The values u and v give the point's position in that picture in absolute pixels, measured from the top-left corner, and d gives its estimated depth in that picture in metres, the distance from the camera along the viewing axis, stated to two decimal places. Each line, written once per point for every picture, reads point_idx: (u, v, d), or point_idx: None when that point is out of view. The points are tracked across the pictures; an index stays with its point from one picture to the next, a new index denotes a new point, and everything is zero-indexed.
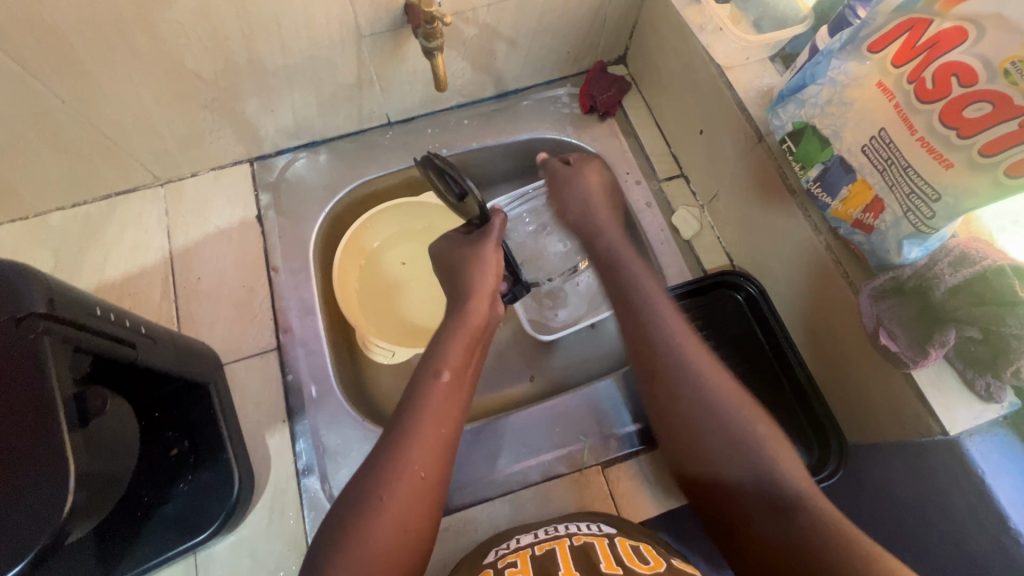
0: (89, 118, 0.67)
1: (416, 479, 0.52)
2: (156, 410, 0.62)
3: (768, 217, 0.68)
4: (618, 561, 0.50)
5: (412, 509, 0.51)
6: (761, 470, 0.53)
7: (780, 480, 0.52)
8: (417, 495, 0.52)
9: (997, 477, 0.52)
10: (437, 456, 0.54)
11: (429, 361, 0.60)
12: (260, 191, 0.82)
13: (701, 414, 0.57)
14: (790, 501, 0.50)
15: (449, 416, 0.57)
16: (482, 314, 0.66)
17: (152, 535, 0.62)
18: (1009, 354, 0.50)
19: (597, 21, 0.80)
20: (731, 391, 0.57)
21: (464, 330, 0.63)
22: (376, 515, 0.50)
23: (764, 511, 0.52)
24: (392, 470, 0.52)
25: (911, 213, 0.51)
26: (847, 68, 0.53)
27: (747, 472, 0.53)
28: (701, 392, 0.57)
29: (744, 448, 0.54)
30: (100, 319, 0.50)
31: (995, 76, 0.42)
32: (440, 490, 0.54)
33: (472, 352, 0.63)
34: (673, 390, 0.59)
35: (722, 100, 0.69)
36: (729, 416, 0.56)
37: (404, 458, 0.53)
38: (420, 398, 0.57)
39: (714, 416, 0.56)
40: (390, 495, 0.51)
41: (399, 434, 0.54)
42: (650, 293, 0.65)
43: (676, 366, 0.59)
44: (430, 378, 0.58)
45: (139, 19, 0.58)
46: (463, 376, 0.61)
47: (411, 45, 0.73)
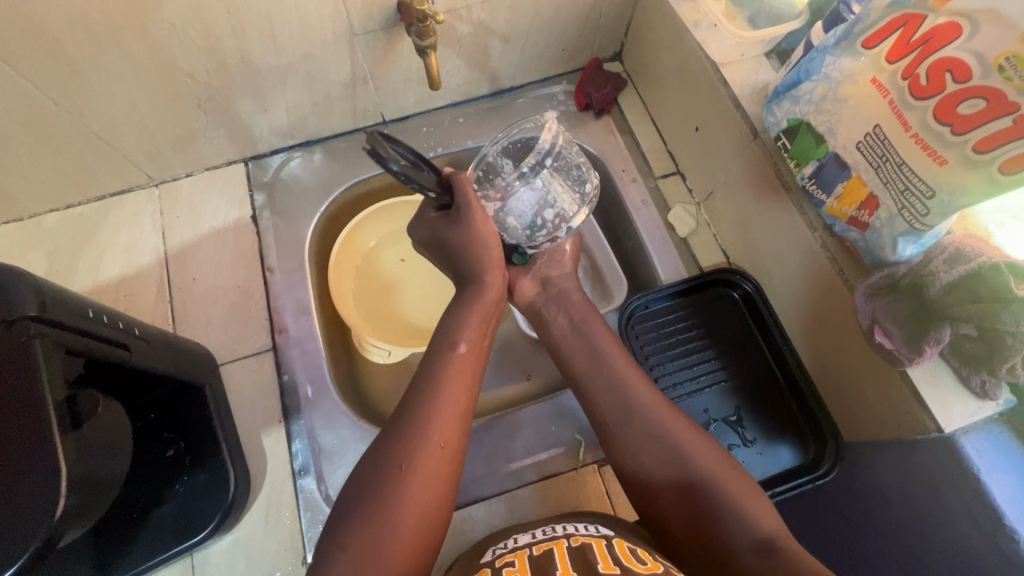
0: (81, 119, 0.67)
1: (437, 449, 0.52)
2: (152, 412, 0.62)
3: (763, 214, 0.68)
4: (616, 561, 0.50)
5: (434, 478, 0.51)
6: (726, 511, 0.52)
7: (751, 525, 0.50)
8: (440, 465, 0.52)
9: (992, 475, 0.52)
10: (456, 427, 0.54)
11: (445, 338, 0.61)
12: (255, 191, 0.82)
13: (662, 453, 0.56)
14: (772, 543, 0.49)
15: (467, 390, 0.57)
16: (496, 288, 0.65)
17: (148, 537, 0.62)
18: (1005, 351, 0.50)
19: (592, 18, 0.80)
20: (686, 434, 0.57)
21: (479, 306, 0.64)
22: (401, 483, 0.50)
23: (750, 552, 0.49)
24: (412, 439, 0.52)
25: (905, 210, 0.51)
26: (841, 64, 0.53)
27: (714, 512, 0.52)
28: (661, 435, 0.57)
29: (705, 488, 0.53)
30: (93, 321, 0.50)
31: (989, 72, 0.42)
32: (458, 463, 0.54)
33: (485, 329, 0.64)
34: (631, 435, 0.58)
35: (718, 97, 0.69)
36: (686, 454, 0.55)
37: (426, 427, 0.53)
38: (438, 371, 0.57)
39: (676, 455, 0.55)
40: (413, 464, 0.51)
41: (420, 405, 0.54)
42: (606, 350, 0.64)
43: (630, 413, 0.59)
44: (447, 354, 0.59)
45: (130, 18, 0.57)
46: (477, 351, 0.61)
47: (404, 44, 0.72)
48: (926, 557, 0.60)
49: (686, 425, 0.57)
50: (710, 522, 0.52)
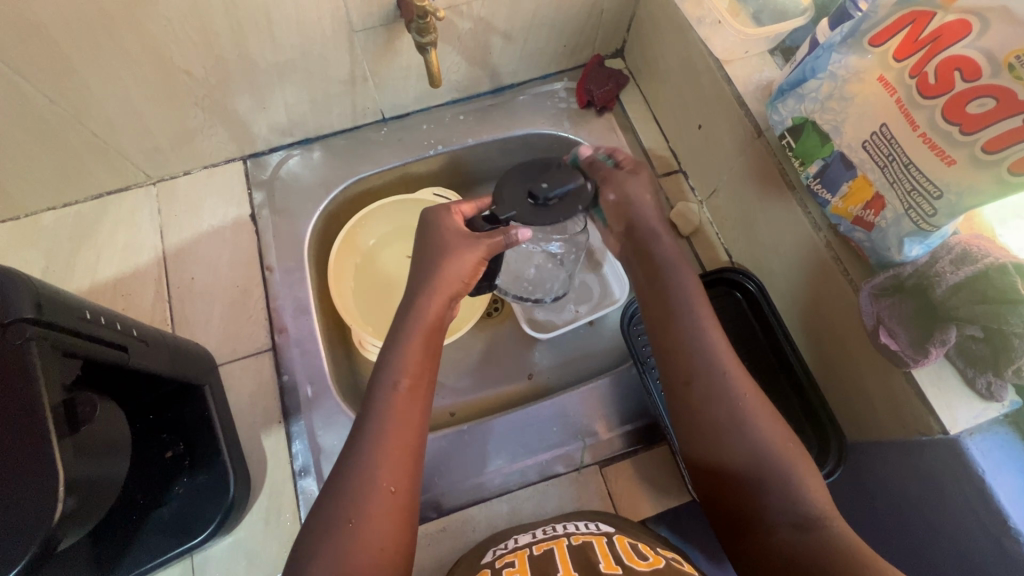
0: (77, 117, 0.66)
1: (386, 496, 0.50)
2: (150, 412, 0.62)
3: (767, 212, 0.68)
4: (618, 560, 0.49)
5: (388, 529, 0.49)
6: (783, 489, 0.51)
7: (802, 500, 0.50)
8: (390, 511, 0.50)
9: (997, 477, 0.52)
10: (406, 468, 0.52)
11: (386, 369, 0.56)
12: (253, 190, 0.81)
13: (732, 423, 0.54)
14: (813, 518, 0.49)
15: (414, 426, 0.54)
16: (437, 310, 0.59)
17: (148, 538, 0.61)
18: (1011, 352, 0.49)
19: (594, 13, 0.79)
20: (755, 409, 0.54)
21: (419, 329, 0.58)
22: (350, 541, 0.48)
23: (784, 523, 0.50)
24: (356, 492, 0.50)
25: (912, 211, 0.50)
26: (848, 61, 0.52)
27: (765, 487, 0.52)
28: (734, 409, 0.54)
29: (771, 466, 0.52)
30: (90, 323, 0.49)
31: (999, 70, 0.41)
32: (414, 501, 0.52)
33: (432, 352, 0.59)
34: (710, 399, 0.55)
35: (721, 94, 0.68)
36: (758, 430, 0.53)
37: (370, 475, 0.51)
38: (379, 413, 0.54)
39: (744, 430, 0.53)
40: (361, 517, 0.49)
41: (360, 454, 0.52)
42: (697, 304, 0.58)
43: (711, 378, 0.55)
44: (391, 392, 0.54)
45: (126, 15, 0.57)
46: (421, 380, 0.56)
47: (404, 40, 0.71)
48: (930, 557, 0.60)
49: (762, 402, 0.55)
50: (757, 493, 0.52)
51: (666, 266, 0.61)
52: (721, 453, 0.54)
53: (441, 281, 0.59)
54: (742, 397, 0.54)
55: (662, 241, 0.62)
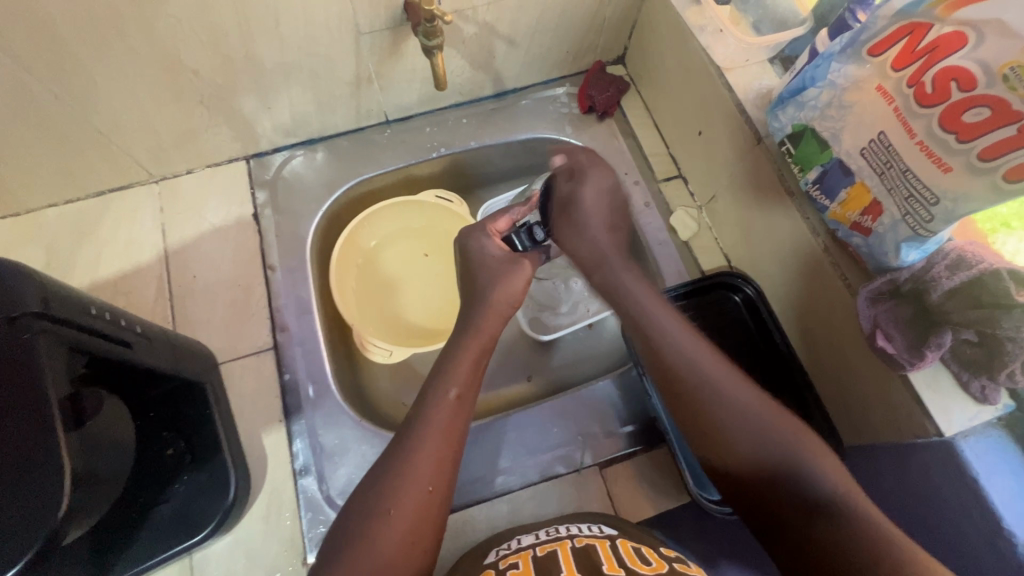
0: (83, 113, 0.66)
1: (423, 494, 0.51)
2: (151, 409, 0.61)
3: (766, 218, 0.69)
4: (620, 562, 0.50)
5: (419, 526, 0.50)
6: (790, 477, 0.50)
7: (814, 482, 0.49)
8: (422, 510, 0.50)
9: (991, 479, 0.52)
10: (446, 470, 0.52)
11: (436, 377, 0.57)
12: (257, 189, 0.81)
13: (716, 406, 0.54)
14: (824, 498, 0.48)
15: (456, 433, 0.54)
16: (493, 329, 0.62)
17: (146, 537, 0.61)
18: (1003, 356, 0.50)
19: (597, 20, 0.80)
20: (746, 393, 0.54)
21: (476, 341, 0.60)
22: (381, 531, 0.48)
23: (795, 511, 0.49)
24: (397, 484, 0.50)
25: (909, 216, 0.51)
26: (847, 71, 0.53)
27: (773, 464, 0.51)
28: (723, 403, 0.54)
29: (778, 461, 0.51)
30: (96, 318, 0.49)
31: (994, 81, 0.42)
32: (448, 503, 0.53)
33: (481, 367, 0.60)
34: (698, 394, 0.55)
35: (722, 101, 0.69)
36: (756, 419, 0.52)
37: (413, 471, 0.51)
38: (427, 415, 0.54)
39: (735, 411, 0.53)
40: (398, 508, 0.49)
41: (407, 445, 0.52)
42: (661, 319, 0.60)
43: (691, 371, 0.56)
44: (442, 394, 0.55)
45: (135, 13, 0.57)
46: (472, 390, 0.57)
47: (409, 43, 0.72)
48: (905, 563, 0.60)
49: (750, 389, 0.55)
50: (775, 486, 0.50)
51: (624, 289, 0.63)
52: (725, 448, 0.53)
53: (490, 302, 0.63)
54: (728, 388, 0.55)
55: (627, 278, 0.64)
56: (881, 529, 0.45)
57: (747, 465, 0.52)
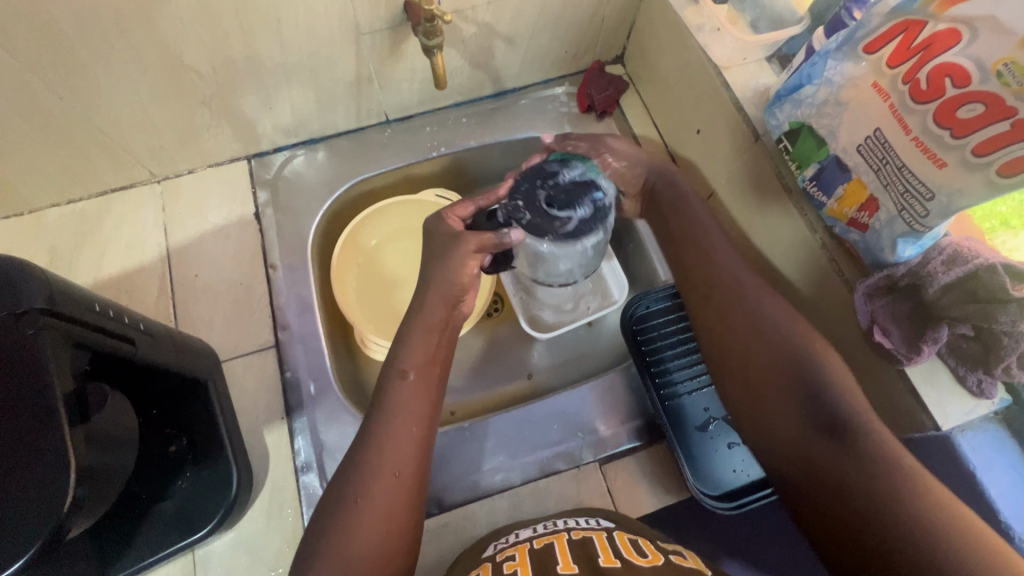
0: (86, 113, 0.67)
1: (391, 479, 0.51)
2: (154, 407, 0.63)
3: (764, 215, 0.69)
4: (616, 553, 0.50)
5: (390, 510, 0.50)
6: (812, 392, 0.54)
7: (838, 395, 0.53)
8: (391, 495, 0.51)
9: (987, 473, 0.55)
10: (410, 453, 0.53)
11: (392, 361, 0.58)
12: (258, 188, 0.82)
13: (742, 320, 0.60)
14: (843, 424, 0.52)
15: (418, 413, 0.55)
16: (444, 310, 0.62)
17: (149, 532, 0.62)
18: (1000, 350, 0.51)
19: (595, 20, 0.81)
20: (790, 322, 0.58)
21: (427, 324, 0.61)
22: (354, 525, 0.49)
23: (815, 431, 0.53)
24: (364, 474, 0.51)
25: (905, 212, 0.52)
26: (843, 68, 0.54)
27: (799, 389, 0.55)
28: (756, 315, 0.60)
29: (803, 370, 0.56)
30: (99, 315, 0.50)
31: (988, 77, 0.43)
32: (420, 484, 0.53)
33: (436, 347, 0.60)
34: (741, 316, 0.60)
35: (719, 99, 0.70)
36: (784, 337, 0.57)
37: (376, 460, 0.52)
38: (385, 402, 0.55)
39: (773, 340, 0.58)
40: (365, 497, 0.50)
41: (370, 435, 0.53)
42: (710, 232, 0.66)
43: (734, 286, 0.62)
44: (397, 380, 0.56)
45: (137, 14, 0.58)
46: (427, 369, 0.58)
47: (410, 43, 0.73)
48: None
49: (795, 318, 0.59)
50: (791, 401, 0.55)
51: (683, 206, 0.69)
52: (750, 360, 0.58)
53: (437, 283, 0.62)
54: (772, 314, 0.59)
55: (692, 199, 0.69)
56: (893, 458, 0.49)
57: (771, 372, 0.57)
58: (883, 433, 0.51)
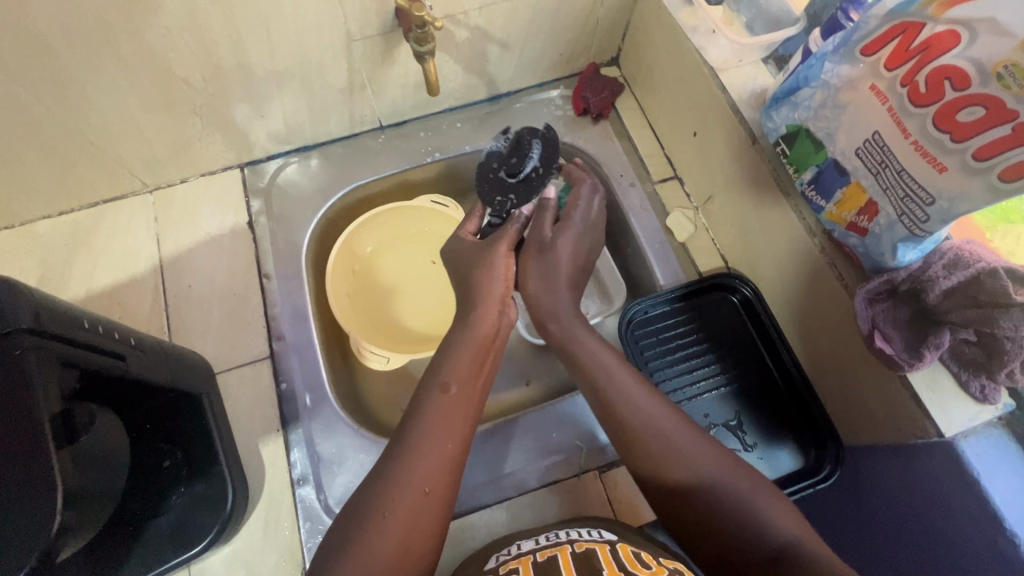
0: (75, 125, 0.66)
1: (420, 494, 0.50)
2: (148, 422, 0.61)
3: (763, 219, 0.68)
4: (621, 567, 0.49)
5: (417, 528, 0.49)
6: (751, 527, 0.50)
7: (774, 531, 0.49)
8: (419, 512, 0.49)
9: (991, 478, 0.52)
10: (444, 470, 0.52)
11: (437, 373, 0.58)
12: (251, 197, 0.81)
13: (672, 461, 0.54)
14: (783, 552, 0.48)
15: (460, 427, 0.55)
16: (492, 319, 0.62)
17: (145, 548, 0.61)
18: (1003, 355, 0.50)
19: (590, 22, 0.80)
20: (706, 452, 0.54)
21: (473, 341, 0.60)
22: (381, 532, 0.48)
23: (761, 568, 0.48)
24: (396, 485, 0.50)
25: (905, 216, 0.51)
26: (840, 71, 0.53)
27: (739, 527, 0.50)
28: (678, 458, 0.54)
29: (739, 510, 0.51)
30: (89, 332, 0.49)
31: (988, 80, 0.42)
32: (448, 506, 0.52)
33: (481, 363, 0.60)
34: (658, 458, 0.54)
35: (716, 102, 0.69)
36: (714, 479, 0.52)
37: (408, 474, 0.50)
38: (425, 412, 0.54)
39: (701, 479, 0.53)
40: (393, 511, 0.49)
41: (403, 448, 0.52)
42: (616, 373, 0.60)
43: (646, 430, 0.56)
44: (437, 394, 0.56)
45: (124, 24, 0.57)
46: (470, 386, 0.58)
47: (402, 49, 0.72)
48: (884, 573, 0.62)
49: (716, 455, 0.54)
50: (729, 543, 0.50)
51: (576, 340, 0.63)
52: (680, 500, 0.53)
53: (485, 291, 0.63)
54: (682, 444, 0.54)
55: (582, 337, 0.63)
56: (850, 575, 0.45)
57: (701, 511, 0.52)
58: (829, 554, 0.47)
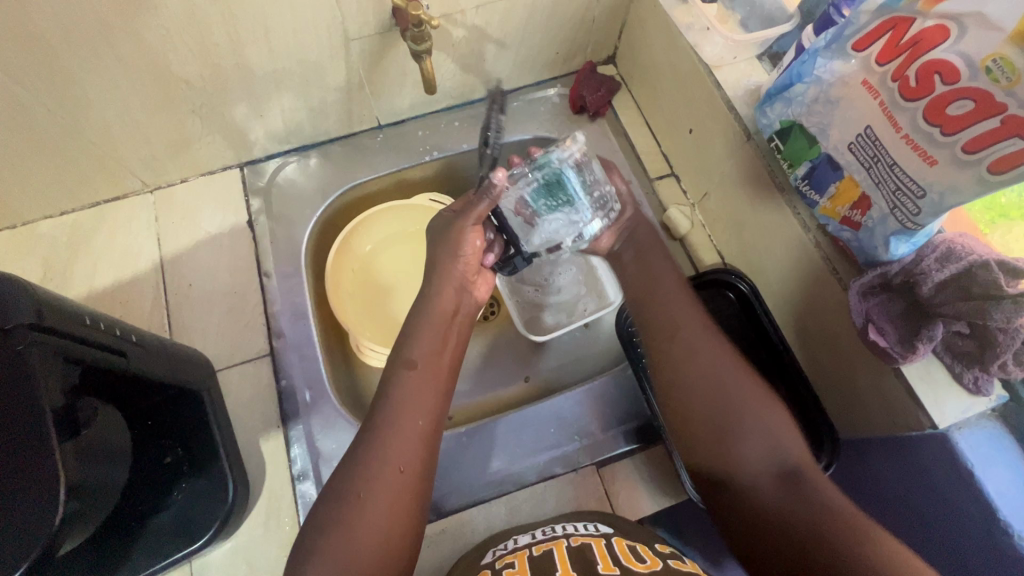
0: (76, 125, 0.66)
1: (395, 474, 0.54)
2: (148, 419, 0.60)
3: (759, 215, 0.69)
4: (615, 561, 0.50)
5: (395, 504, 0.53)
6: (760, 438, 0.58)
7: (780, 450, 0.57)
8: (396, 489, 0.53)
9: (987, 470, 0.54)
10: (415, 448, 0.55)
11: (401, 353, 0.61)
12: (250, 196, 0.81)
13: (703, 377, 0.61)
14: (792, 467, 0.57)
15: (427, 403, 0.58)
16: (452, 299, 0.65)
17: (147, 543, 0.62)
18: (994, 347, 0.51)
19: (586, 21, 0.80)
20: (736, 373, 0.61)
21: (436, 319, 0.63)
22: (359, 514, 0.51)
23: (768, 476, 0.57)
24: (372, 467, 0.53)
25: (897, 210, 0.51)
26: (833, 66, 0.53)
27: (752, 440, 0.58)
28: (712, 370, 0.61)
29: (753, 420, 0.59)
30: (90, 328, 0.50)
31: (977, 73, 0.42)
32: (425, 480, 0.56)
33: (443, 339, 0.63)
34: (676, 360, 0.63)
35: (712, 99, 0.69)
36: (735, 392, 0.60)
37: (381, 457, 0.54)
38: (393, 393, 0.57)
39: (725, 392, 0.60)
40: (369, 490, 0.53)
41: (375, 431, 0.55)
42: (669, 290, 0.67)
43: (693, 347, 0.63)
44: (404, 374, 0.59)
45: (124, 24, 0.58)
46: (435, 364, 0.61)
47: (399, 48, 0.72)
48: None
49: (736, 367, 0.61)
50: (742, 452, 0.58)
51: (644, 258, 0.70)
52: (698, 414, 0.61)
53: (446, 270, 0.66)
54: (713, 360, 0.62)
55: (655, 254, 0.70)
56: (837, 502, 0.53)
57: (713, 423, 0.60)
58: (823, 481, 0.55)
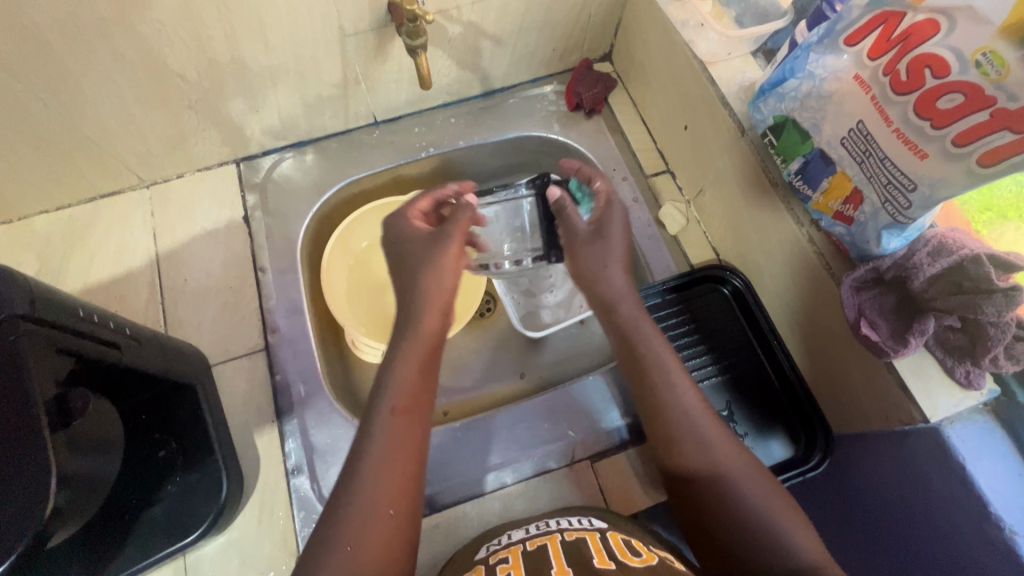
0: (71, 120, 0.67)
1: (385, 518, 0.47)
2: (142, 412, 0.62)
3: (753, 211, 0.69)
4: (611, 555, 0.50)
5: (384, 554, 0.46)
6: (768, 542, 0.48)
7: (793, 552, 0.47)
8: (386, 537, 0.47)
9: (979, 466, 0.53)
10: (405, 492, 0.49)
11: (381, 389, 0.53)
12: (246, 192, 0.82)
13: (702, 453, 0.53)
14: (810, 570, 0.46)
15: (414, 444, 0.51)
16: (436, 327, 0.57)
17: (138, 538, 0.61)
18: (985, 340, 0.51)
19: (582, 18, 0.81)
20: (728, 448, 0.53)
21: (417, 347, 0.55)
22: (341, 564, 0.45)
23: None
24: (358, 509, 0.47)
25: (888, 204, 0.52)
26: (826, 61, 0.53)
27: (759, 543, 0.49)
28: (707, 452, 0.53)
29: (756, 515, 0.50)
30: (82, 320, 0.49)
31: (967, 67, 0.42)
32: (414, 522, 0.50)
33: (427, 373, 0.55)
34: (665, 441, 0.55)
35: (705, 94, 0.70)
36: (737, 473, 0.52)
37: (370, 499, 0.48)
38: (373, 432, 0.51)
39: (727, 477, 0.52)
40: (355, 542, 0.46)
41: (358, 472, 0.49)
42: (657, 351, 0.57)
43: (682, 420, 0.54)
44: (385, 413, 0.51)
45: (119, 20, 0.58)
46: (419, 401, 0.53)
47: (395, 44, 0.73)
48: None
49: (737, 450, 0.53)
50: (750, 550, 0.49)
51: (631, 325, 0.58)
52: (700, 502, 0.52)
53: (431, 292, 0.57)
54: (710, 434, 0.54)
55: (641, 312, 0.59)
56: None
57: (718, 511, 0.51)
58: None
